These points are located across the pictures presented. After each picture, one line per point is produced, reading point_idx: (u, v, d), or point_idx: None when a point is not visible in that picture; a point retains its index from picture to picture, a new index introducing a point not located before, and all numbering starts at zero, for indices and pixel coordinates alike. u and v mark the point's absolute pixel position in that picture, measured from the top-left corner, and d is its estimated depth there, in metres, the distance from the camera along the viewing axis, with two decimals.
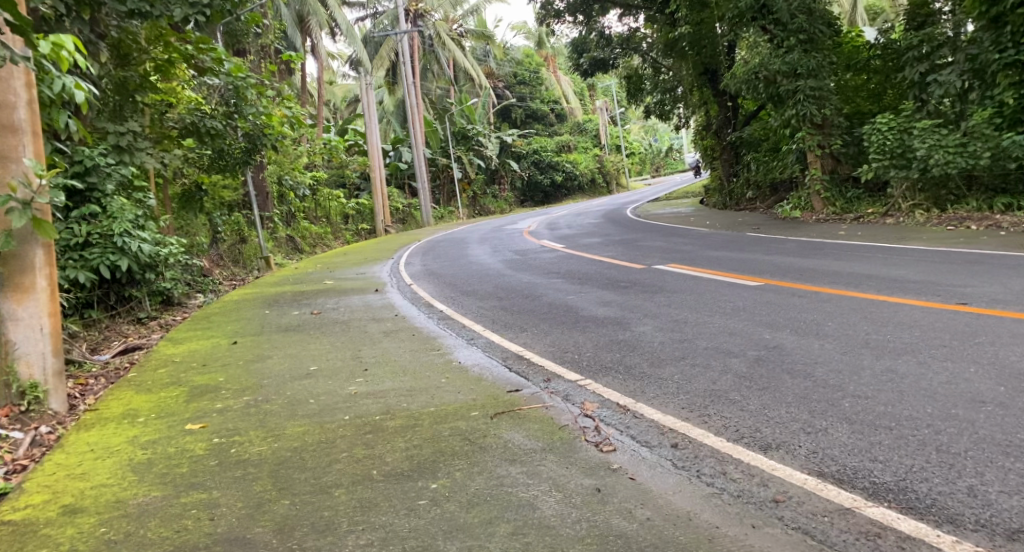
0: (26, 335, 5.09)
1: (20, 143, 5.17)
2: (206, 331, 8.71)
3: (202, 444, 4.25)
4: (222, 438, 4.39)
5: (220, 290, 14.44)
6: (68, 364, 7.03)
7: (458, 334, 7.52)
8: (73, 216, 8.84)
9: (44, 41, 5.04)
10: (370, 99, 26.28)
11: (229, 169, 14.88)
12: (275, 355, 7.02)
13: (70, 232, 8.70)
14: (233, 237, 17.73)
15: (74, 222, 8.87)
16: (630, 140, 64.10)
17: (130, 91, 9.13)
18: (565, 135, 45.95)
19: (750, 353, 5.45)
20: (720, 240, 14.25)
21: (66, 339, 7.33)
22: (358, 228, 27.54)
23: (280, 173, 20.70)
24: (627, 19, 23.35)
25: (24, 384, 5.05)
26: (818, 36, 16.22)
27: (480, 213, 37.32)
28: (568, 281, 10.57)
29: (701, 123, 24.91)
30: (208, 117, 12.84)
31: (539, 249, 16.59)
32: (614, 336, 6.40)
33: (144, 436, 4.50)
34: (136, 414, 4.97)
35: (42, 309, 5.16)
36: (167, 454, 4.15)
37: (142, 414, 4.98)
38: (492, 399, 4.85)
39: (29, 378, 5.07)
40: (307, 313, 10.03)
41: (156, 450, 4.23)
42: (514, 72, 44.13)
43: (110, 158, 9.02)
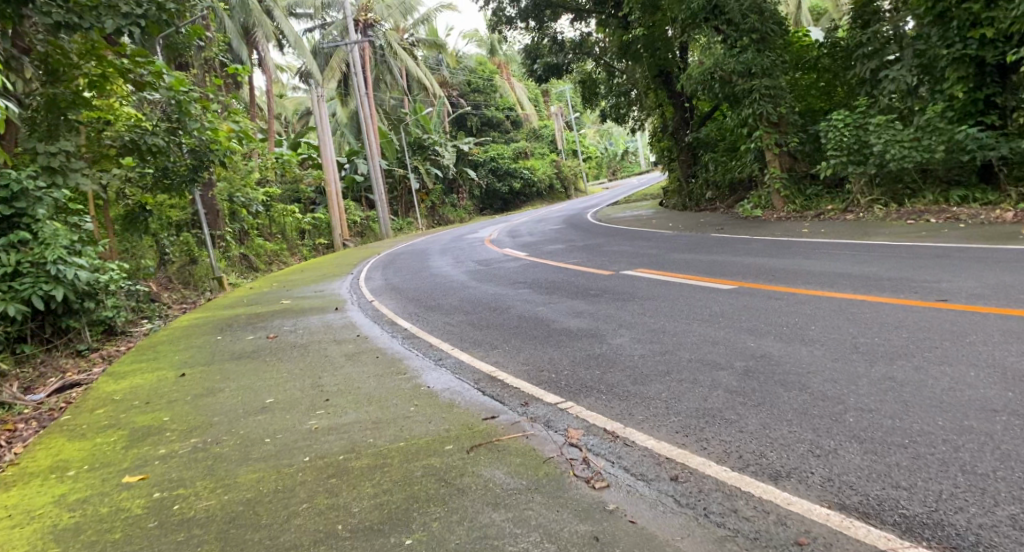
0: None
1: None
2: (152, 363, 8.23)
3: (140, 501, 3.88)
4: (164, 491, 4.01)
5: (169, 314, 13.84)
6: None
7: (424, 355, 7.12)
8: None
9: None
10: (322, 111, 25.67)
11: (174, 188, 14.21)
12: (228, 387, 6.57)
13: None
14: (183, 258, 17.09)
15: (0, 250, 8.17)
16: (585, 144, 64.32)
17: (61, 108, 8.53)
18: (522, 141, 45.75)
19: (737, 364, 5.13)
20: (686, 242, 14.06)
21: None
22: (316, 243, 26.90)
23: (230, 191, 20.05)
24: (580, 23, 23.17)
25: None
26: (771, 35, 16.12)
27: (439, 223, 36.86)
28: (535, 291, 10.20)
29: (657, 126, 24.86)
30: (149, 134, 12.10)
31: (502, 258, 16.22)
32: (590, 351, 6.04)
33: (74, 494, 4.10)
34: (67, 466, 4.53)
35: None
36: (99, 516, 3.78)
37: (73, 466, 4.53)
38: (466, 429, 4.45)
39: None
40: (262, 337, 9.54)
41: (85, 512, 3.84)
42: (468, 80, 43.81)
43: (40, 181, 8.42)
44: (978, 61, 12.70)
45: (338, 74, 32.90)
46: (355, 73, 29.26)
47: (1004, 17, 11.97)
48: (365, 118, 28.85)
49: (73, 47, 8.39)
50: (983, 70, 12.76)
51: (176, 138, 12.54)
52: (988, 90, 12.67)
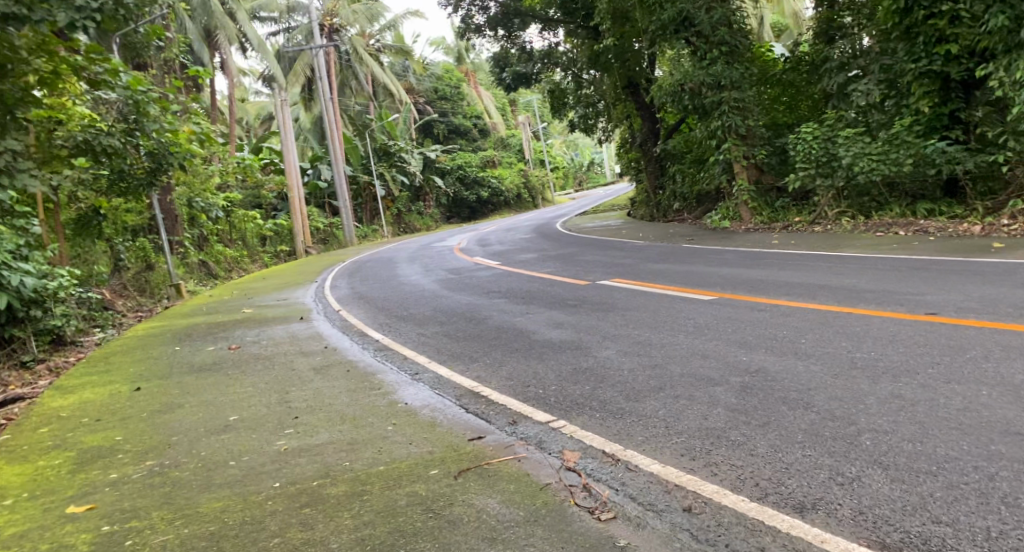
0: None
1: None
2: (104, 378, 7.84)
3: (88, 535, 3.55)
4: (115, 523, 3.67)
5: (123, 322, 13.29)
6: None
7: (400, 368, 6.79)
8: None
9: None
10: (286, 116, 25.12)
11: (130, 191, 13.73)
12: (188, 403, 6.24)
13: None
14: (139, 264, 16.52)
15: None
16: (551, 154, 64.40)
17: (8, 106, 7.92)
18: (489, 150, 45.49)
19: (733, 380, 4.75)
20: (658, 252, 13.88)
21: None
22: (278, 250, 26.30)
23: (189, 196, 19.49)
24: (548, 33, 23.01)
25: None
26: (739, 48, 16.07)
27: (404, 231, 36.41)
28: (509, 301, 9.88)
29: (625, 137, 24.83)
30: (104, 134, 11.65)
31: (472, 267, 15.88)
32: (575, 365, 5.73)
33: (11, 527, 3.76)
34: (4, 496, 4.20)
35: None
36: None
37: (12, 494, 4.21)
38: (451, 450, 4.14)
39: None
40: (223, 348, 9.15)
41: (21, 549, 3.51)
42: (435, 88, 43.51)
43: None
44: (943, 76, 12.53)
45: (302, 79, 32.36)
46: (320, 78, 28.74)
47: (969, 34, 11.88)
48: (330, 124, 28.34)
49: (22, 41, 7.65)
50: (948, 85, 12.57)
51: (134, 139, 12.12)
52: (953, 106, 12.52)
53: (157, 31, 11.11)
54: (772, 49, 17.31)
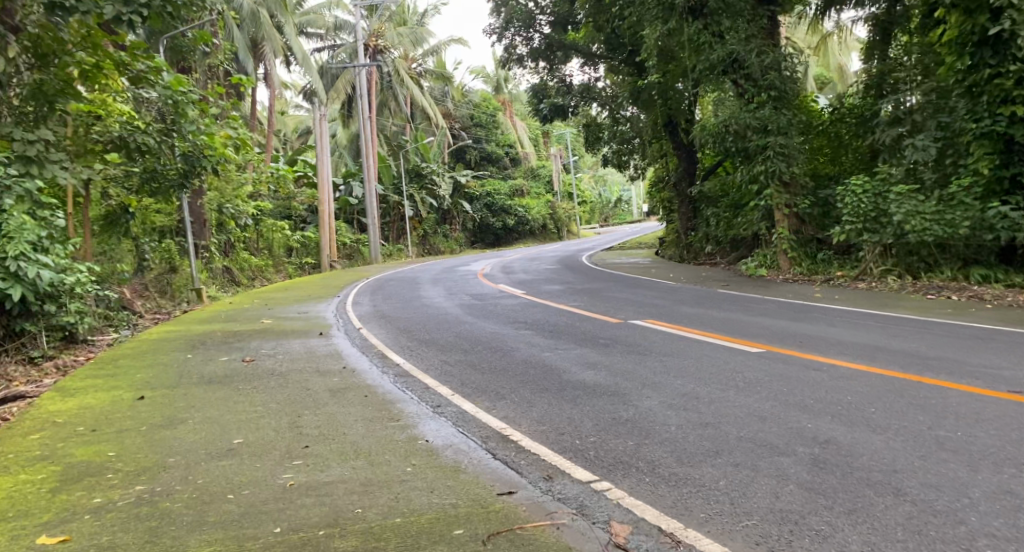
0: None
1: None
2: (109, 384, 7.78)
3: None
4: None
5: (139, 322, 13.01)
6: None
7: (419, 399, 6.28)
8: None
9: None
10: (322, 130, 25.01)
11: (161, 192, 13.45)
12: (191, 423, 6.03)
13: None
14: (162, 266, 16.27)
15: None
16: (581, 188, 64.37)
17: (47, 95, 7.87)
18: (519, 179, 45.38)
19: (801, 450, 4.13)
20: (693, 294, 13.33)
21: None
22: (302, 262, 26.06)
23: (220, 201, 19.35)
24: (589, 68, 22.70)
25: None
26: (788, 94, 15.40)
27: (429, 252, 36.19)
28: (536, 335, 9.32)
29: (659, 175, 24.42)
30: (142, 133, 11.74)
31: (497, 295, 15.37)
32: (614, 413, 5.16)
33: None
34: None
35: None
36: None
37: None
38: (477, 507, 3.60)
39: None
40: (237, 361, 8.91)
41: None
42: (472, 114, 43.67)
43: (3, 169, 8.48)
44: (1006, 138, 11.80)
45: (343, 97, 32.39)
46: (360, 96, 28.66)
47: None
48: (365, 142, 28.17)
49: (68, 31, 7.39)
50: (1011, 147, 11.82)
51: (169, 139, 12.01)
52: (1016, 169, 11.75)
53: (205, 37, 10.98)
54: (817, 99, 16.75)
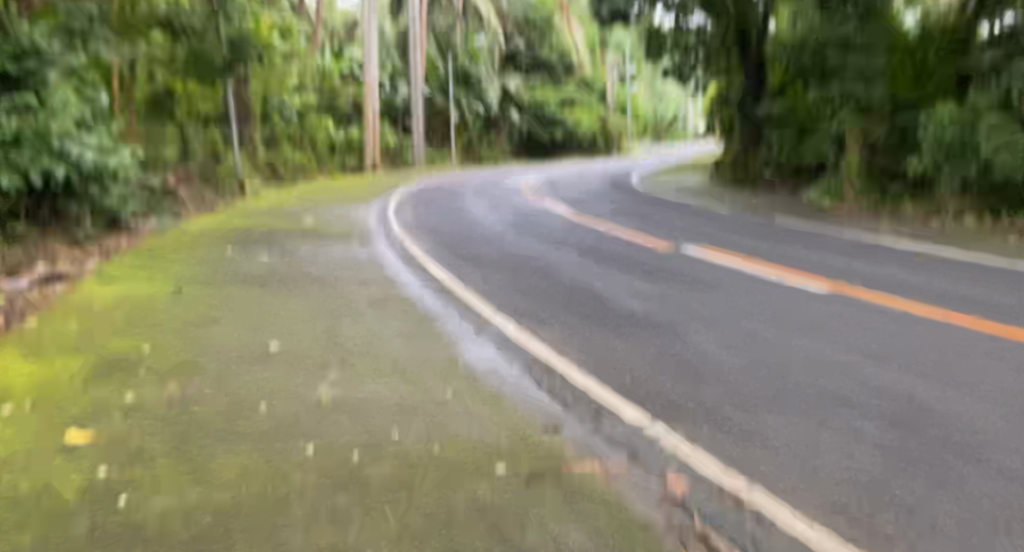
0: None
1: None
2: (150, 275, 7.74)
3: (81, 461, 3.17)
4: (117, 453, 3.27)
5: (184, 211, 12.98)
6: None
7: (460, 317, 6.06)
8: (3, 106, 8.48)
9: None
10: (371, 26, 24.32)
11: (208, 77, 13.19)
12: (228, 322, 5.90)
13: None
14: (209, 155, 16.12)
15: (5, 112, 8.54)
16: (635, 104, 62.62)
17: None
18: (570, 89, 44.16)
19: (873, 404, 3.80)
20: (746, 224, 12.82)
21: None
22: (346, 162, 25.81)
23: (268, 92, 19.00)
24: None
25: None
26: (875, 7, 14.12)
27: (472, 161, 35.73)
28: (581, 256, 9.02)
29: (720, 93, 23.45)
30: (186, 14, 11.62)
31: (540, 211, 15.04)
32: (664, 349, 4.88)
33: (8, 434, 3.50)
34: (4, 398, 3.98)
35: None
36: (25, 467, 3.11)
37: (14, 398, 3.98)
38: (518, 441, 3.37)
39: None
40: (278, 261, 8.79)
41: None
42: (525, 18, 42.35)
43: (53, 44, 8.91)
44: None
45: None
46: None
47: None
48: (414, 41, 27.39)
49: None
50: None
51: None
52: None
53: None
54: (905, 14, 15.23)
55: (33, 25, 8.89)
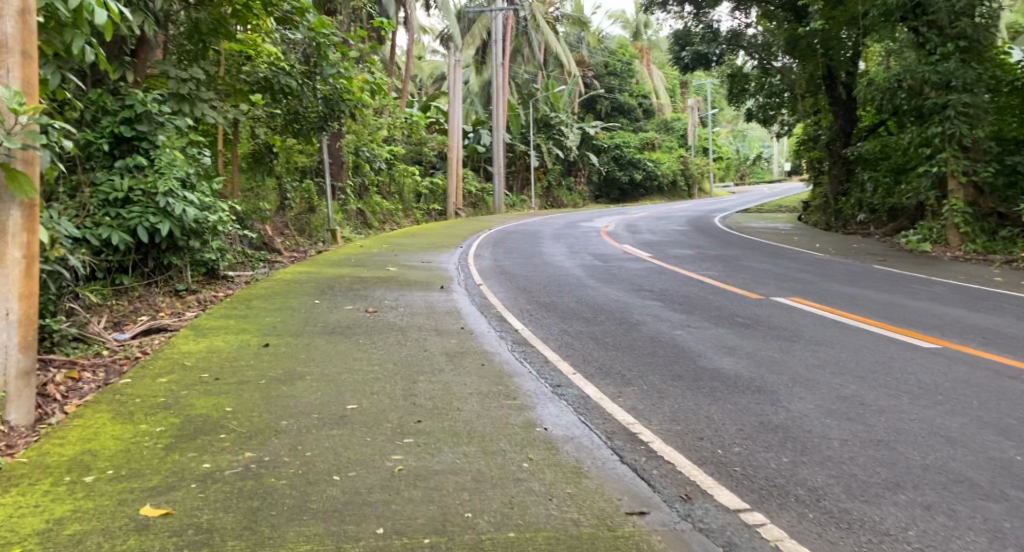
0: None
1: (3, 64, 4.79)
2: (240, 327, 7.88)
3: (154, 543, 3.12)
4: (189, 534, 3.21)
5: (276, 261, 13.34)
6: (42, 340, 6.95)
7: (539, 374, 5.86)
8: (117, 168, 9.02)
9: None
10: (457, 76, 24.84)
11: (302, 133, 13.67)
12: (308, 380, 5.87)
13: (112, 186, 8.87)
14: (301, 205, 16.64)
15: (117, 173, 9.03)
16: (718, 143, 61.78)
17: (202, 32, 10.03)
18: (651, 131, 43.99)
19: (1009, 494, 3.39)
20: (842, 269, 12.23)
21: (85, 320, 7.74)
22: (430, 208, 26.20)
23: (358, 144, 19.51)
24: (740, 13, 21.13)
25: None
26: (980, 45, 13.70)
27: (553, 205, 35.81)
28: (665, 307, 8.71)
29: (808, 132, 22.82)
30: (286, 75, 11.91)
31: (623, 256, 14.77)
32: (760, 418, 4.55)
33: (88, 508, 3.48)
34: (91, 464, 4.00)
35: (11, 290, 4.82)
36: None
37: (99, 465, 4.00)
38: (602, 530, 3.14)
39: None
40: (360, 311, 8.80)
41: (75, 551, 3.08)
42: (606, 62, 42.60)
43: (163, 108, 9.37)
44: None
45: (477, 42, 32.36)
46: (494, 41, 28.26)
47: None
48: (496, 89, 27.82)
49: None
50: None
51: (312, 81, 12.30)
52: None
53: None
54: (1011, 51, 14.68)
55: (145, 92, 9.41)
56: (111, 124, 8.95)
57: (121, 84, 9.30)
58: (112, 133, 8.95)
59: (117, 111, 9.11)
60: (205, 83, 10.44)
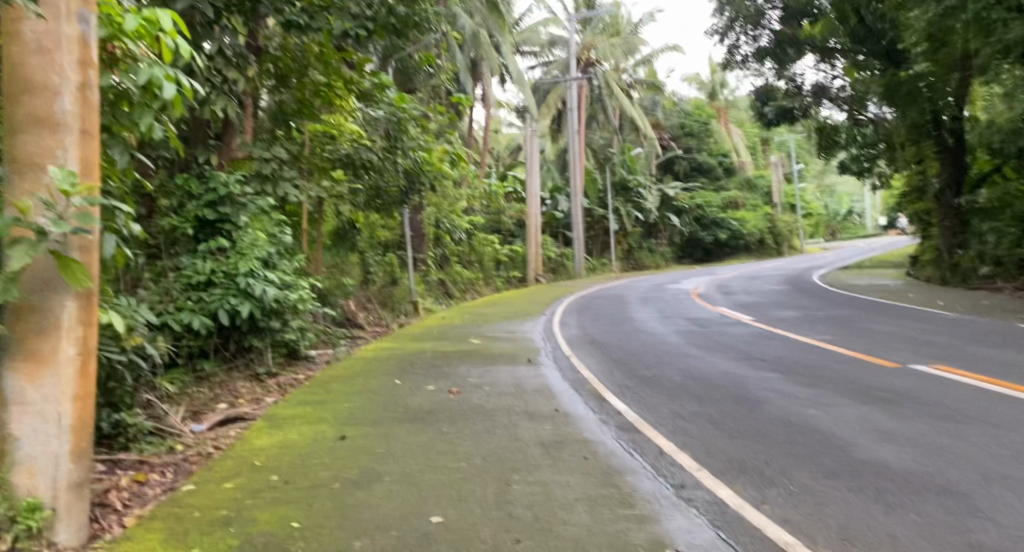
0: (34, 427, 3.98)
1: (60, 143, 3.99)
2: (318, 415, 7.27)
3: None
4: None
5: (358, 336, 12.90)
6: (115, 438, 6.51)
7: (656, 472, 4.94)
8: (201, 251, 8.71)
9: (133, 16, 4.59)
10: (533, 144, 24.58)
11: (384, 209, 13.42)
12: (386, 483, 5.12)
13: (195, 270, 8.52)
14: (383, 278, 16.33)
15: (201, 256, 8.72)
16: (807, 199, 59.70)
17: (285, 113, 9.99)
18: (734, 190, 42.85)
19: None
20: (977, 329, 10.91)
21: (166, 411, 7.29)
22: (510, 275, 25.70)
23: (438, 216, 19.22)
24: (826, 65, 20.09)
25: (20, 503, 3.93)
26: None
27: (635, 267, 34.91)
28: (788, 379, 7.69)
29: (912, 183, 21.38)
30: (367, 151, 11.65)
31: (721, 320, 13.73)
32: (965, 538, 3.57)
33: None
34: None
35: (63, 391, 4.02)
36: None
37: None
38: None
39: (29, 494, 3.96)
40: (443, 393, 8.06)
41: None
42: (683, 123, 42.03)
43: (245, 190, 9.12)
44: None
45: (552, 110, 32.37)
46: (570, 109, 28.06)
47: None
48: (573, 155, 27.49)
49: (306, 53, 9.59)
50: None
51: (393, 157, 11.99)
52: None
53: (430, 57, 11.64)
54: None
55: (229, 173, 9.21)
56: (194, 208, 8.73)
57: (205, 166, 9.12)
58: (196, 216, 8.72)
59: (201, 195, 8.92)
60: (287, 161, 10.20)
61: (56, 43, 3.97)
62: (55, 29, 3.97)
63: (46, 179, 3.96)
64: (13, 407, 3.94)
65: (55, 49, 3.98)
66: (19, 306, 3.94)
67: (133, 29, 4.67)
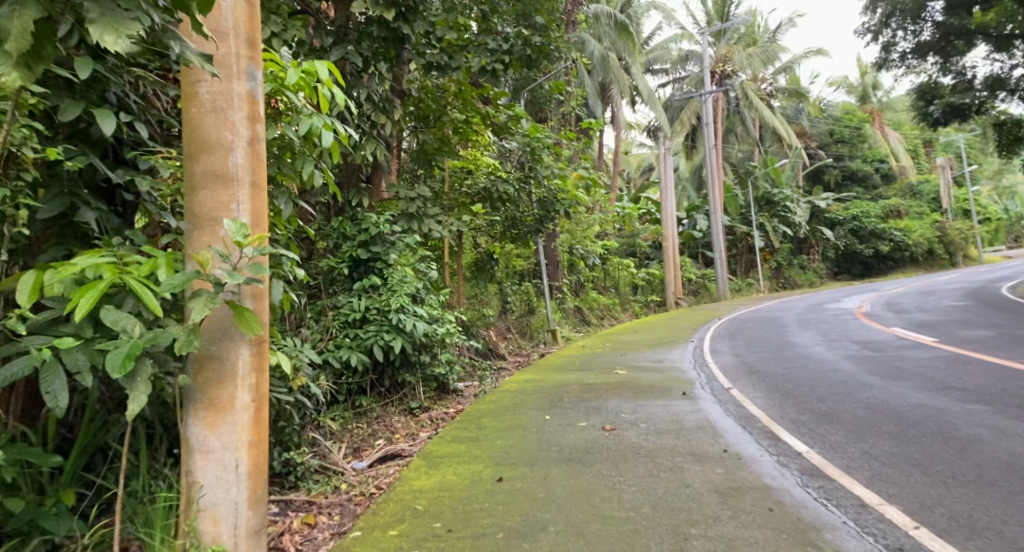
0: (216, 475, 4.00)
1: (233, 198, 4.05)
2: (471, 454, 7.10)
3: None
4: None
5: (500, 366, 12.77)
6: (283, 478, 6.60)
7: (861, 530, 4.37)
8: (355, 289, 8.84)
9: (293, 71, 4.91)
10: (667, 164, 23.93)
11: (521, 238, 13.33)
12: (551, 534, 4.82)
13: (351, 307, 8.66)
14: (521, 307, 16.20)
15: (356, 294, 8.85)
16: (981, 202, 54.47)
17: (428, 153, 9.99)
18: (893, 198, 39.87)
19: None
20: None
21: (330, 449, 7.36)
22: (648, 299, 24.91)
23: (571, 242, 19.01)
24: (1000, 54, 18.11)
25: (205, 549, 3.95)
26: None
27: (785, 285, 32.96)
28: (996, 414, 6.80)
29: None
30: (503, 182, 11.59)
31: (896, 342, 12.56)
32: None
33: None
34: None
35: (240, 438, 4.04)
36: None
37: None
38: None
39: (214, 539, 3.97)
40: (596, 429, 7.70)
41: None
42: (832, 130, 39.77)
43: (395, 228, 9.23)
44: None
45: (686, 127, 31.57)
46: (705, 124, 27.10)
47: None
48: (711, 173, 26.53)
49: (445, 93, 9.86)
50: None
51: (528, 186, 12.06)
52: None
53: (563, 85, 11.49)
54: None
55: (379, 214, 9.34)
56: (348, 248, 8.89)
57: (358, 209, 9.28)
58: (351, 256, 8.90)
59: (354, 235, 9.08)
60: (431, 199, 10.26)
61: (229, 100, 4.04)
62: (228, 88, 4.05)
63: (220, 232, 4.01)
64: (196, 454, 3.98)
65: (227, 106, 4.05)
66: (198, 356, 3.99)
67: (294, 82, 4.98)
